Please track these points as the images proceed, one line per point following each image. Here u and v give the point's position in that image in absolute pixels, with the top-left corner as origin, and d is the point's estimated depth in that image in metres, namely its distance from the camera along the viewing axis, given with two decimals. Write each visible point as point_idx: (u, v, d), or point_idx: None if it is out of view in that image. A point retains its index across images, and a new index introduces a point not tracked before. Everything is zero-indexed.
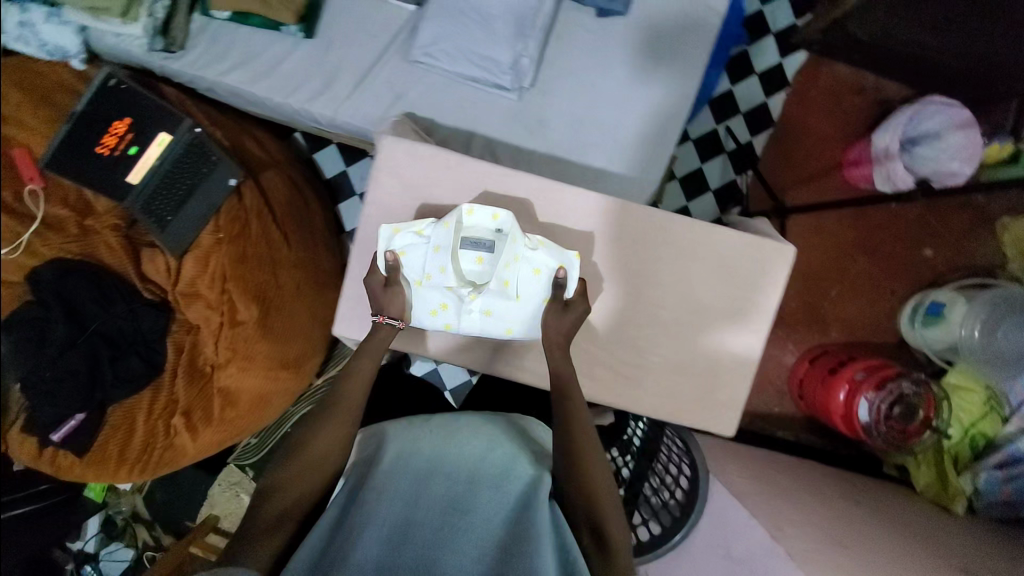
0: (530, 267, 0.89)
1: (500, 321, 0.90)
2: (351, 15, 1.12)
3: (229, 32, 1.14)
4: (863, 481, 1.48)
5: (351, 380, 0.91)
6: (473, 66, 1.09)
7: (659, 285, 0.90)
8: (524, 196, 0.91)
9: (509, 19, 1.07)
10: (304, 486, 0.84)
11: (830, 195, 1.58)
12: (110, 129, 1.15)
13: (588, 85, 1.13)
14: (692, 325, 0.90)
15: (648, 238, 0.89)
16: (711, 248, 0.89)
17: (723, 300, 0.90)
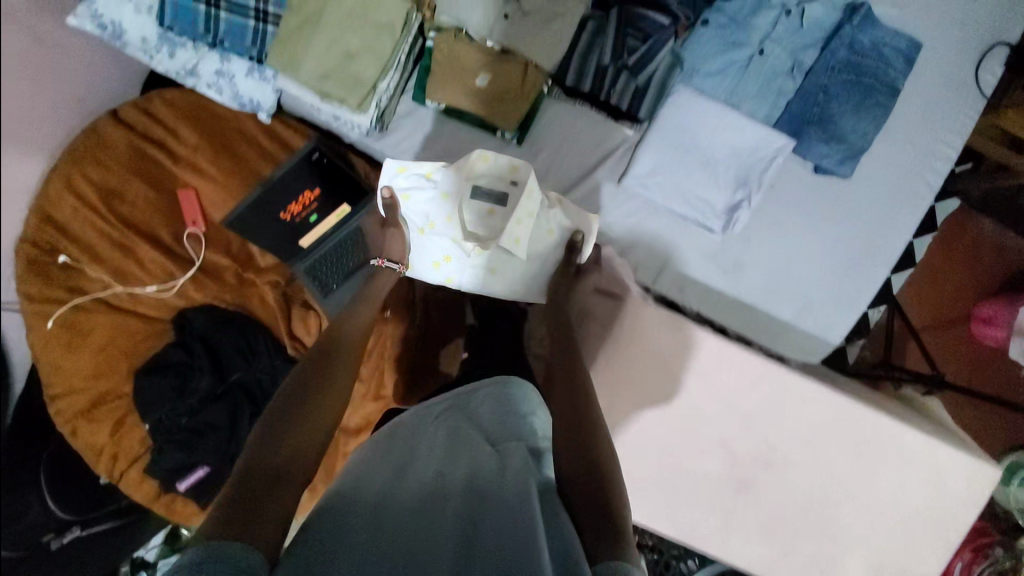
0: (542, 225, 0.96)
1: (499, 279, 1.01)
2: (568, 127, 1.09)
3: (438, 122, 1.10)
4: None
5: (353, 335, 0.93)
6: (687, 205, 1.07)
7: (869, 487, 0.90)
8: (754, 376, 0.87)
9: (733, 167, 1.06)
10: (306, 446, 0.70)
11: (954, 345, 1.59)
12: (297, 198, 1.12)
13: (791, 240, 1.12)
14: (895, 527, 0.91)
15: (870, 438, 0.89)
16: (931, 461, 0.90)
17: (927, 509, 0.91)
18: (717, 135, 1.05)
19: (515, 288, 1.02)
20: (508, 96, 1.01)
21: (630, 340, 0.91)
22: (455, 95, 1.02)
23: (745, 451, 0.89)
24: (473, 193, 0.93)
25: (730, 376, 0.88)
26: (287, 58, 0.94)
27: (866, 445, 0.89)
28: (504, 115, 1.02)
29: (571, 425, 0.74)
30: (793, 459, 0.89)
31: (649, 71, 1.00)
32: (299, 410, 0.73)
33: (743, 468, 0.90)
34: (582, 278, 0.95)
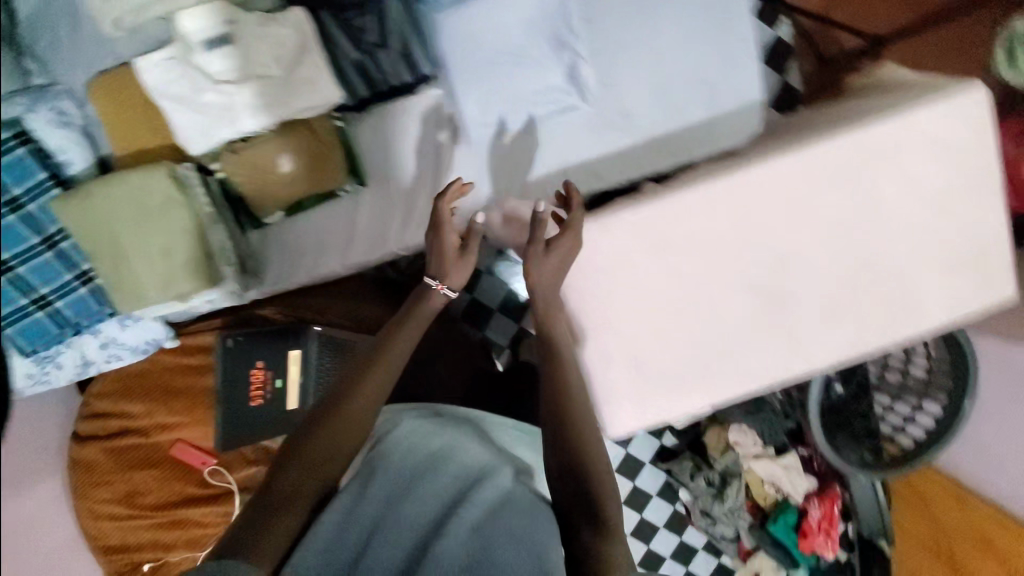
0: (273, 43, 0.90)
1: (282, 105, 0.92)
2: (386, 137, 1.02)
3: (290, 231, 1.06)
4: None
5: (394, 332, 0.80)
6: (535, 104, 0.99)
7: (882, 200, 0.82)
8: (688, 201, 0.82)
9: (540, 36, 0.95)
10: (362, 423, 0.74)
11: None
12: (253, 381, 1.11)
13: (651, 49, 1.00)
14: (948, 205, 0.82)
15: (851, 156, 0.81)
16: (914, 134, 0.81)
17: (958, 179, 0.82)
18: (500, 22, 0.93)
19: (285, 103, 0.92)
20: (317, 156, 0.98)
21: (580, 265, 0.83)
22: (280, 194, 1.00)
23: (761, 266, 0.84)
24: (208, 49, 0.89)
25: (670, 219, 0.82)
26: (132, 295, 0.91)
27: (857, 159, 0.81)
28: (328, 176, 0.99)
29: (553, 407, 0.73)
30: (803, 235, 0.83)
31: (396, 36, 0.93)
32: (346, 414, 0.73)
33: (767, 281, 0.84)
34: (555, 250, 0.75)
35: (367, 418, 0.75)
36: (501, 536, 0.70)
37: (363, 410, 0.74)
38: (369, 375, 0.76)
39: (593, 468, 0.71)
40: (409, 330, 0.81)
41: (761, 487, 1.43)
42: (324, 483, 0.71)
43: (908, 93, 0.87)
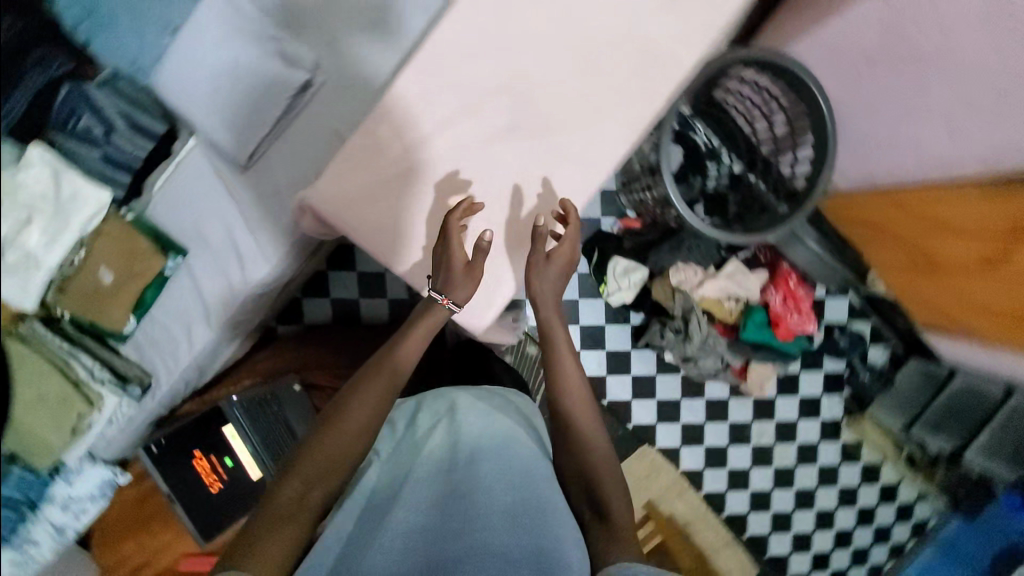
0: (29, 180, 0.91)
1: (71, 229, 0.96)
2: (177, 204, 1.07)
3: (152, 327, 1.11)
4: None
5: (396, 354, 0.89)
6: (271, 97, 1.03)
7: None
8: (413, 91, 0.91)
9: (241, 45, 1.02)
10: (360, 436, 0.82)
11: None
12: (202, 471, 1.14)
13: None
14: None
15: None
16: None
17: None
18: (200, 57, 1.02)
19: (72, 224, 0.96)
20: (127, 254, 1.03)
21: (370, 194, 0.92)
22: (118, 302, 1.04)
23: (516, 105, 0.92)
24: None
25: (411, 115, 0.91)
26: (41, 454, 0.95)
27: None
28: (147, 264, 1.05)
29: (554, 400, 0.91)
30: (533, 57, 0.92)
31: (116, 116, 1.01)
32: (343, 426, 0.81)
33: (530, 111, 0.93)
34: (553, 259, 0.93)
35: (365, 421, 0.83)
36: (521, 538, 0.76)
37: (363, 419, 0.82)
38: (367, 393, 0.84)
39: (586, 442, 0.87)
40: (406, 347, 0.90)
41: (717, 305, 1.45)
42: (326, 492, 0.79)
43: None
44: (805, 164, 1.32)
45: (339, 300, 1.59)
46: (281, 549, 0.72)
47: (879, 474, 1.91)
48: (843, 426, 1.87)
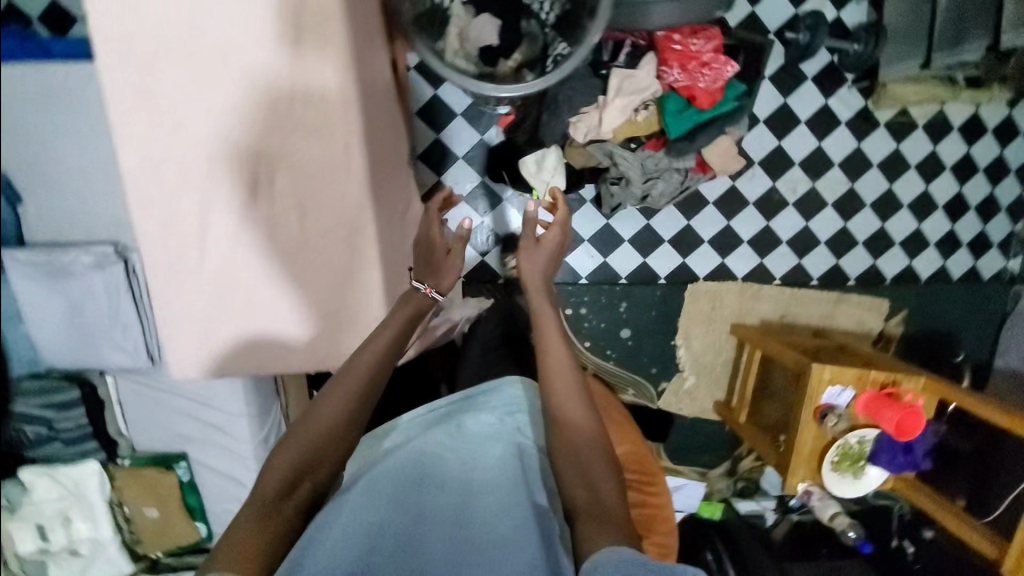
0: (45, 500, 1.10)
1: (98, 508, 1.16)
2: (148, 427, 1.16)
3: (218, 517, 1.24)
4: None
5: (368, 348, 0.86)
6: (121, 299, 1.04)
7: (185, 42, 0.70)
8: (155, 253, 0.77)
9: (55, 283, 1.00)
10: (352, 427, 0.80)
11: None
12: None
13: (98, 177, 1.03)
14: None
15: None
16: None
17: None
18: (40, 318, 1.01)
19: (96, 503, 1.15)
20: (149, 491, 1.17)
21: (229, 349, 0.83)
22: (175, 525, 1.22)
23: (249, 126, 0.74)
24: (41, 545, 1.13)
25: (183, 279, 0.78)
26: None
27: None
28: (165, 486, 1.17)
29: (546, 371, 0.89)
30: (219, 61, 0.71)
31: (39, 412, 1.06)
32: (330, 415, 0.78)
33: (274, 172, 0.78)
34: (542, 244, 1.12)
35: (349, 420, 0.79)
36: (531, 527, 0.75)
37: (341, 414, 0.78)
38: (355, 391, 0.81)
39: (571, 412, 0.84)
40: (379, 341, 0.85)
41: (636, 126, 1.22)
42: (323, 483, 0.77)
43: None
44: None
45: None
46: (258, 533, 0.67)
47: (950, 118, 1.56)
48: (873, 110, 1.52)
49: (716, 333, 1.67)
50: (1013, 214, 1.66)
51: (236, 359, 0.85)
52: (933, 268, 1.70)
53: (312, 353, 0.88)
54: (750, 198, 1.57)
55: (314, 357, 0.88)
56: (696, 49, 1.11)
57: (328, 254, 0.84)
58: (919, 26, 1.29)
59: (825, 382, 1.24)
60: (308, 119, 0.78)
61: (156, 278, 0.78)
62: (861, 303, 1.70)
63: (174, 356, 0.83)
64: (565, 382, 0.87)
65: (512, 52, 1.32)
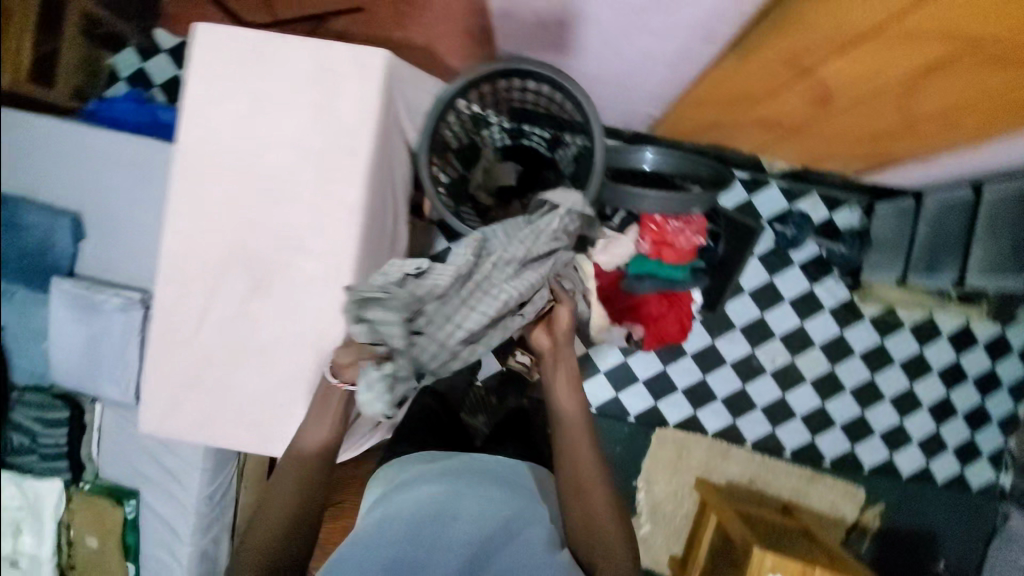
0: None
1: None
2: (118, 453, 1.27)
3: (149, 558, 1.29)
4: None
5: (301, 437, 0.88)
6: (133, 342, 1.20)
7: (248, 177, 0.90)
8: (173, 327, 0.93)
9: (90, 319, 1.20)
10: (293, 522, 0.84)
11: None
12: None
13: (144, 239, 1.24)
14: (270, 48, 0.91)
15: (209, 81, 0.91)
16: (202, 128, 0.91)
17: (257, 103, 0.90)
18: (65, 342, 1.20)
19: None
20: (95, 519, 1.23)
21: (201, 422, 0.95)
22: (112, 556, 1.26)
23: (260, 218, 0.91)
24: None
25: (184, 355, 0.93)
26: None
27: (216, 73, 0.90)
28: (112, 520, 1.24)
29: (575, 489, 0.89)
30: (251, 160, 0.91)
31: None
32: (271, 511, 0.84)
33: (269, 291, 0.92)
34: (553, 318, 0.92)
35: (292, 506, 0.84)
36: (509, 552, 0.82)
37: (279, 518, 0.83)
38: (291, 489, 0.85)
39: (601, 540, 0.85)
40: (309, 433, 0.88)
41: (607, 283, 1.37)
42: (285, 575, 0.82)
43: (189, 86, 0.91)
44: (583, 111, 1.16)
45: None
46: None
47: (936, 325, 1.61)
48: (859, 304, 1.59)
49: (678, 484, 1.64)
50: (1002, 429, 1.63)
51: (205, 433, 0.96)
52: (914, 468, 1.65)
53: (241, 423, 0.95)
54: (729, 359, 1.61)
55: (243, 429, 0.95)
56: (671, 230, 1.28)
57: (280, 357, 0.93)
58: (900, 243, 1.41)
59: (767, 569, 1.20)
60: (312, 244, 0.91)
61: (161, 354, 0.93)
62: (834, 488, 1.63)
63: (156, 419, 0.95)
64: (596, 498, 0.87)
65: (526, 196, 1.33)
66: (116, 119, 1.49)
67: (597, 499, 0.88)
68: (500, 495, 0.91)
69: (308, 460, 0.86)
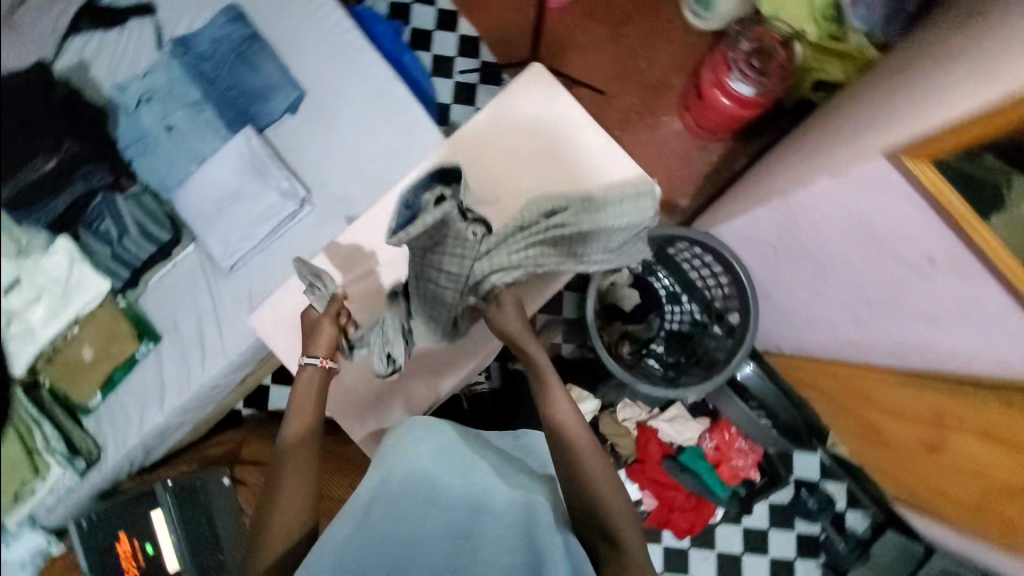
0: None
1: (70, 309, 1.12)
2: (172, 293, 1.23)
3: (114, 402, 1.22)
4: (796, 113, 1.71)
5: (294, 415, 0.88)
6: (265, 223, 1.20)
7: (497, 199, 1.04)
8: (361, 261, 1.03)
9: (249, 178, 1.20)
10: (301, 513, 0.79)
11: (570, 53, 1.80)
12: (120, 555, 1.16)
13: (338, 147, 1.27)
14: (578, 125, 1.06)
15: (517, 110, 1.06)
16: (490, 141, 1.06)
17: (540, 151, 1.05)
18: (216, 181, 1.20)
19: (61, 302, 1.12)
20: (105, 337, 1.17)
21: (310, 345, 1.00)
22: (89, 379, 1.17)
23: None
24: None
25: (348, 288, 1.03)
26: None
27: (527, 109, 1.06)
28: (120, 348, 1.18)
29: (582, 499, 0.80)
30: (506, 190, 1.04)
31: (132, 224, 1.18)
32: (277, 503, 0.79)
33: None
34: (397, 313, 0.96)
35: (300, 490, 0.81)
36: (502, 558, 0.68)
37: (294, 499, 0.79)
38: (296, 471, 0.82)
39: (623, 549, 0.76)
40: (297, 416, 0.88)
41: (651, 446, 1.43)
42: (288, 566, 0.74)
43: (498, 103, 1.07)
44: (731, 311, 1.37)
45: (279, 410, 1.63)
46: None
47: None
48: None
49: None
50: None
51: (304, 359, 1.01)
52: None
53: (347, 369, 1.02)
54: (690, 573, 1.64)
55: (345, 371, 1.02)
56: (737, 448, 1.42)
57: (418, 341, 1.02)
58: None
59: None
60: None
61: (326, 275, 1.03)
62: None
63: (279, 318, 1.03)
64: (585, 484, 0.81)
65: (634, 319, 1.55)
66: (374, 34, 1.60)
67: (614, 503, 0.79)
68: (502, 474, 0.84)
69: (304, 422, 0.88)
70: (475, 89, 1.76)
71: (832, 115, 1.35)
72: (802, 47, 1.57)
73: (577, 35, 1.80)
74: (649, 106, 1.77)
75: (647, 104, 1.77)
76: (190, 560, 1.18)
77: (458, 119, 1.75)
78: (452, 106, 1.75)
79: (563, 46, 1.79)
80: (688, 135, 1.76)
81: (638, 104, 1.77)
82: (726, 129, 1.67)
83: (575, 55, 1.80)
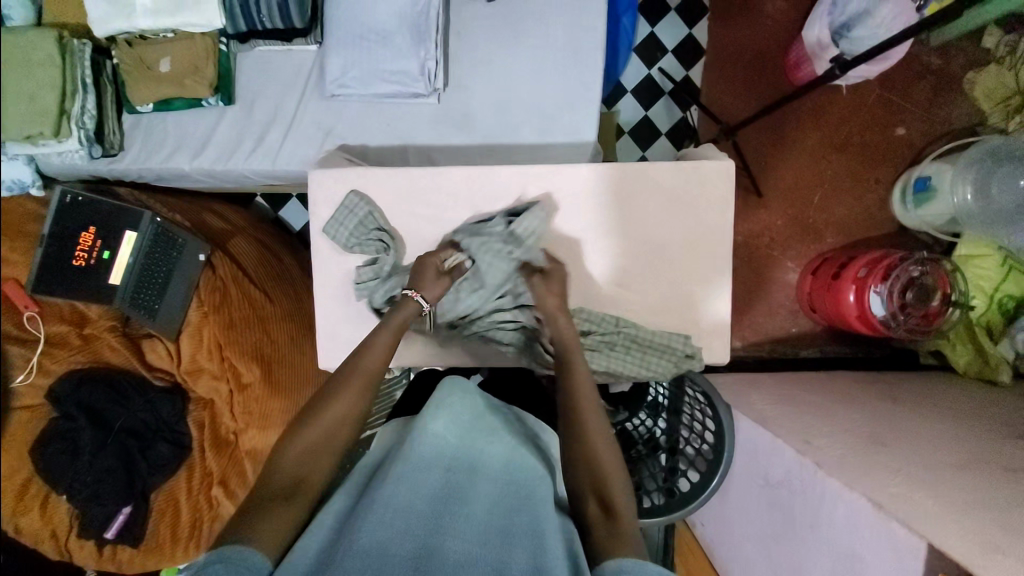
0: None
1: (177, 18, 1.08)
2: (268, 70, 1.17)
3: (159, 122, 1.19)
4: (895, 357, 1.58)
5: (368, 352, 0.85)
6: (387, 82, 1.11)
7: (590, 245, 0.97)
8: (434, 195, 0.97)
9: (406, 29, 1.09)
10: (330, 451, 0.80)
11: (767, 137, 1.60)
12: (79, 242, 1.20)
13: (500, 63, 1.15)
14: (712, 242, 0.96)
15: (677, 184, 0.96)
16: (634, 189, 0.96)
17: (663, 237, 0.96)
18: (378, 8, 1.10)
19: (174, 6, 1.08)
20: (188, 66, 1.11)
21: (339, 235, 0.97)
22: (150, 88, 1.12)
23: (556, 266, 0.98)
24: None
25: (406, 208, 0.97)
26: None
27: (688, 191, 0.96)
28: (193, 86, 1.11)
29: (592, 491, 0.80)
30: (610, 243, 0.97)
31: None
32: (313, 432, 0.79)
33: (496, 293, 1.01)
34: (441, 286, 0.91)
35: (336, 427, 0.80)
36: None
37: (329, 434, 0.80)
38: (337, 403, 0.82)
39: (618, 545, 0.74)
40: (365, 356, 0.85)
41: None
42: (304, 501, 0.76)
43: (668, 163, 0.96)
44: (690, 468, 1.24)
45: (280, 221, 1.65)
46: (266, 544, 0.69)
47: None
48: None
49: None
50: None
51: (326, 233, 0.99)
52: None
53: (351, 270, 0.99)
54: None
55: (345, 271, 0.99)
56: None
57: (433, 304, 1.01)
58: None
59: None
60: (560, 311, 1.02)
61: (397, 181, 0.97)
62: None
63: (333, 182, 0.98)
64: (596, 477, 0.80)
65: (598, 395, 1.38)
66: None
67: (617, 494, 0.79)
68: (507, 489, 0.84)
69: (373, 361, 0.85)
70: (659, 96, 1.58)
71: (917, 397, 1.25)
72: (958, 316, 1.40)
73: (787, 127, 1.60)
74: (786, 241, 1.61)
75: (786, 238, 1.62)
76: (135, 291, 1.22)
77: (622, 110, 1.59)
78: (628, 94, 1.58)
79: (766, 125, 1.60)
80: (794, 293, 1.62)
81: (778, 232, 1.62)
82: (828, 318, 1.53)
83: (769, 142, 1.61)
